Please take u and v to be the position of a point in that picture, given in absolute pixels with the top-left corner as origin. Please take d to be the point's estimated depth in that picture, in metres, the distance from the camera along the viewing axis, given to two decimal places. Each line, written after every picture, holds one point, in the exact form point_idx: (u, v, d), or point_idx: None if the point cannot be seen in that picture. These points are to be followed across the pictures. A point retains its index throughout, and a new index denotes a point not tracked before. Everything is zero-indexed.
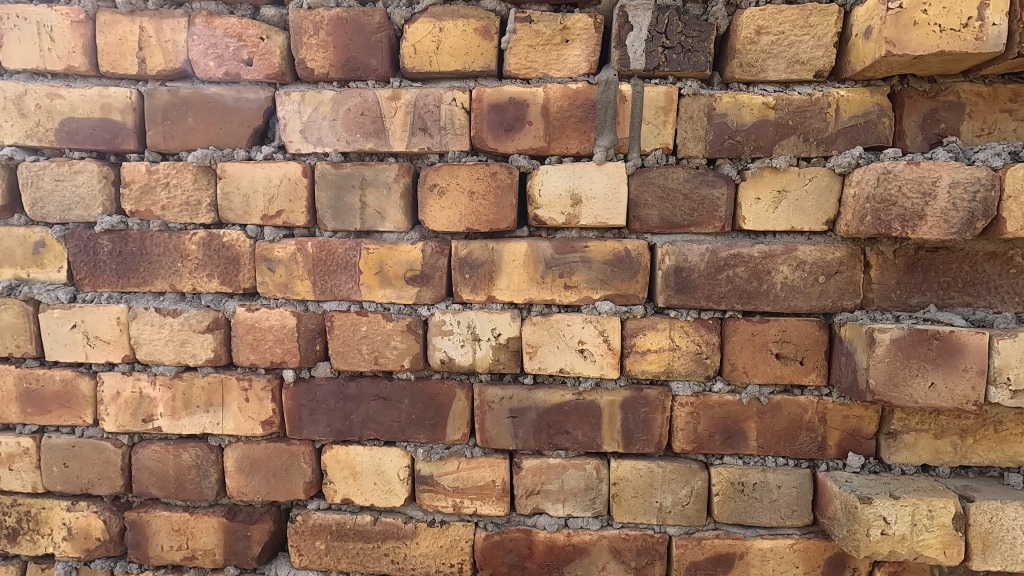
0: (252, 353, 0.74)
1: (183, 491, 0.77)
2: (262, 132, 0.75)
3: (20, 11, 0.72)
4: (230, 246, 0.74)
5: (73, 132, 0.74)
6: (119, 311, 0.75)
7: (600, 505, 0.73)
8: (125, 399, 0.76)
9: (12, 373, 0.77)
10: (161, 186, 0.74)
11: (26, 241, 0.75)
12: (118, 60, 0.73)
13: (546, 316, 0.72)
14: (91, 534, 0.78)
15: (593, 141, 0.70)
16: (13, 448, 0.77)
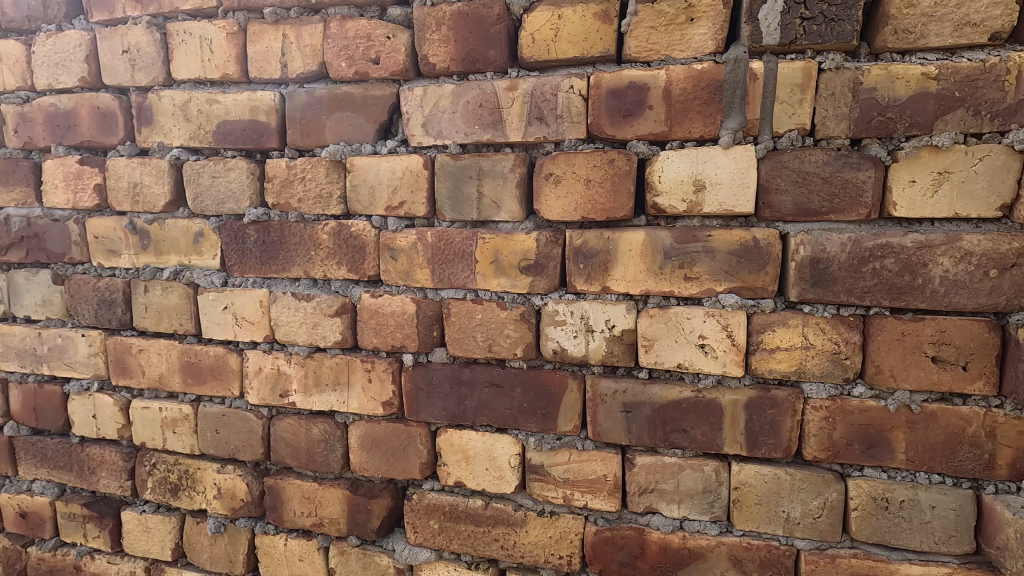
0: (376, 337, 0.79)
1: (313, 463, 0.83)
2: (386, 128, 0.78)
3: (187, 27, 0.82)
4: (357, 235, 0.78)
5: (227, 133, 0.82)
6: (262, 294, 0.82)
7: (719, 509, 0.69)
8: (265, 374, 0.84)
9: (176, 347, 0.87)
10: (298, 180, 0.80)
11: (188, 232, 0.85)
12: (264, 66, 0.80)
13: (663, 308, 0.69)
14: (237, 495, 0.87)
15: (719, 124, 0.66)
16: (176, 413, 0.88)
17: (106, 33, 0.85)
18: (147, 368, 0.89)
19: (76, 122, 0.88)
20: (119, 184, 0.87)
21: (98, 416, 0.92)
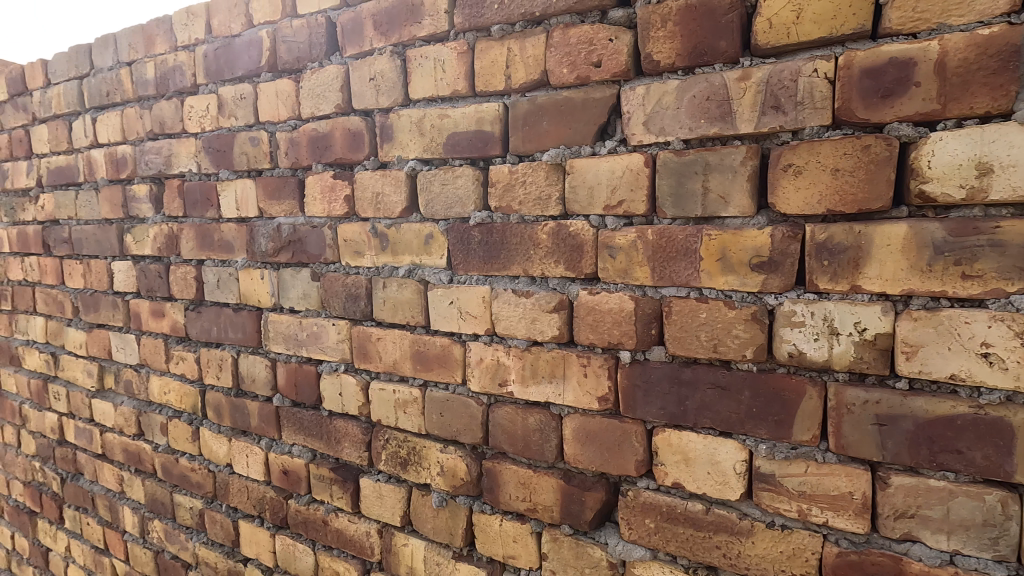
0: (592, 333, 0.81)
1: (529, 450, 0.88)
2: (605, 129, 0.80)
3: (424, 51, 0.92)
4: (576, 234, 0.81)
5: (456, 144, 0.90)
6: (485, 291, 0.89)
7: (1004, 548, 0.60)
8: (486, 364, 0.90)
9: (408, 337, 0.98)
10: (519, 183, 0.85)
11: (420, 234, 0.96)
12: (490, 80, 0.87)
13: (931, 310, 0.61)
14: (457, 474, 0.95)
15: (1015, 96, 0.57)
16: (407, 395, 0.99)
17: (357, 65, 0.99)
18: (383, 355, 1.02)
19: (332, 142, 1.04)
20: (365, 194, 1.01)
21: (344, 394, 1.07)
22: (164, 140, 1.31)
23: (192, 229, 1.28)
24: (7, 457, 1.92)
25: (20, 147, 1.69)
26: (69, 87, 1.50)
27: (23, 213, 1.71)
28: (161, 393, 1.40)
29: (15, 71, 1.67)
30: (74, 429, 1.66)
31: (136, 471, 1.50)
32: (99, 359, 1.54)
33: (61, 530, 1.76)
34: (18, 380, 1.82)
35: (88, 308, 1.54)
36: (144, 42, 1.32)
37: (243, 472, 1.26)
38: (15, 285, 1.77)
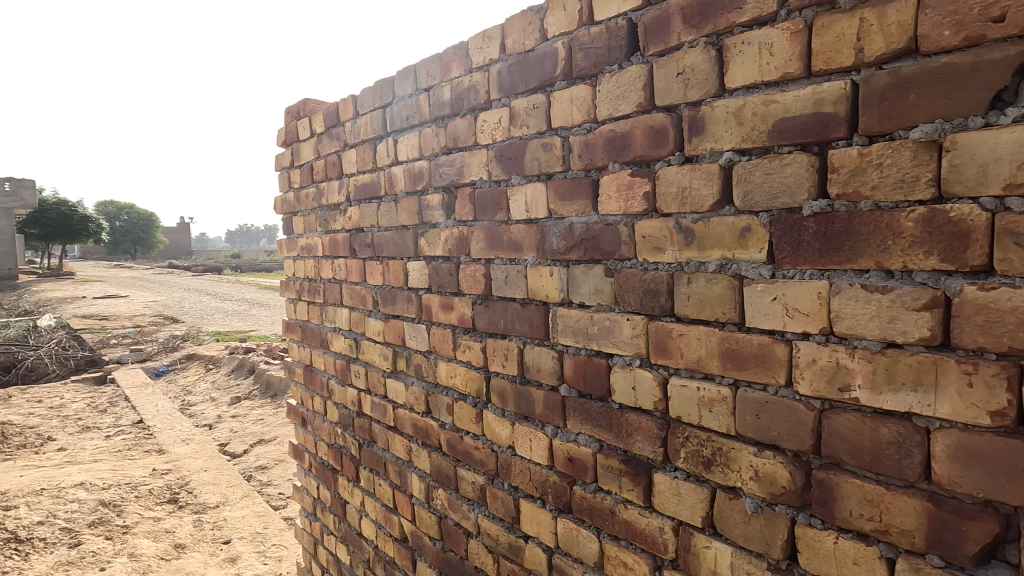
0: (982, 336, 0.69)
1: (880, 465, 0.78)
2: (1004, 93, 0.68)
3: (747, 37, 0.88)
4: (959, 221, 0.70)
5: (785, 130, 0.85)
6: (822, 286, 0.82)
7: None
8: (820, 366, 0.83)
9: (716, 334, 0.95)
10: (873, 167, 0.77)
11: (735, 227, 0.92)
12: (833, 57, 0.79)
13: None
14: (777, 482, 0.89)
15: None
16: (715, 394, 0.96)
17: (663, 61, 0.99)
18: (685, 351, 1.00)
19: (631, 141, 1.06)
20: (669, 189, 1.00)
21: (638, 389, 1.08)
22: (458, 153, 1.48)
23: (482, 231, 1.41)
24: (315, 422, 2.36)
25: (332, 170, 2.06)
26: (375, 116, 1.78)
27: (333, 224, 2.08)
28: (448, 377, 1.59)
29: (330, 107, 2.04)
30: (371, 404, 1.96)
31: (423, 444, 1.72)
32: (394, 345, 1.80)
33: (357, 488, 2.10)
34: (326, 360, 2.22)
35: (386, 302, 1.81)
36: (442, 69, 1.50)
37: (526, 454, 1.36)
38: (325, 283, 2.17)
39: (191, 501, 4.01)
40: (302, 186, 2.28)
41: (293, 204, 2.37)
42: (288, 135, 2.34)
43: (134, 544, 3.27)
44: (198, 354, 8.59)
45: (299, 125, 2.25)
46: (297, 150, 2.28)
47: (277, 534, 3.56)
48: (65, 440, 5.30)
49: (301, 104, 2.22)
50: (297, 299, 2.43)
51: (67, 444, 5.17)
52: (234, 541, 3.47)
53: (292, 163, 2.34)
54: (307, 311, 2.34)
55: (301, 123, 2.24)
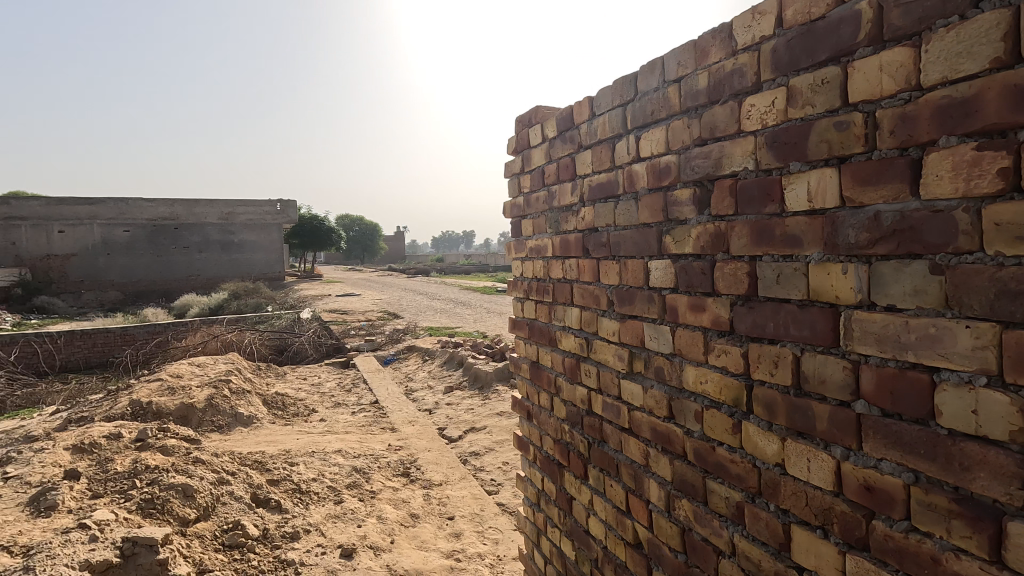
0: None
1: None
2: None
3: None
4: None
5: None
6: None
7: None
8: None
9: None
10: None
11: None
12: None
13: None
14: None
15: None
16: None
17: None
18: None
19: (978, 107, 0.86)
20: None
21: (982, 413, 0.87)
22: (715, 144, 1.38)
23: (747, 226, 1.30)
24: (541, 416, 2.43)
25: (564, 172, 2.11)
26: (614, 114, 1.77)
27: (565, 225, 2.13)
28: (697, 382, 1.49)
29: (564, 111, 2.09)
30: (602, 403, 1.94)
31: (664, 449, 1.63)
32: (630, 345, 1.76)
33: (584, 485, 2.09)
34: (554, 357, 2.27)
35: (622, 302, 1.78)
36: (697, 56, 1.43)
37: (801, 476, 1.20)
38: (555, 282, 2.23)
39: (419, 476, 4.51)
40: (533, 190, 2.39)
41: (523, 208, 2.49)
42: (519, 142, 2.47)
43: (380, 508, 3.78)
44: (417, 347, 9.70)
45: (531, 132, 2.36)
46: (528, 156, 2.39)
47: (493, 518, 3.79)
48: (323, 413, 6.40)
49: (533, 112, 2.32)
50: (525, 298, 2.55)
51: (325, 416, 6.24)
52: (456, 518, 3.80)
53: (523, 169, 2.46)
54: (535, 309, 2.44)
55: (533, 130, 2.34)
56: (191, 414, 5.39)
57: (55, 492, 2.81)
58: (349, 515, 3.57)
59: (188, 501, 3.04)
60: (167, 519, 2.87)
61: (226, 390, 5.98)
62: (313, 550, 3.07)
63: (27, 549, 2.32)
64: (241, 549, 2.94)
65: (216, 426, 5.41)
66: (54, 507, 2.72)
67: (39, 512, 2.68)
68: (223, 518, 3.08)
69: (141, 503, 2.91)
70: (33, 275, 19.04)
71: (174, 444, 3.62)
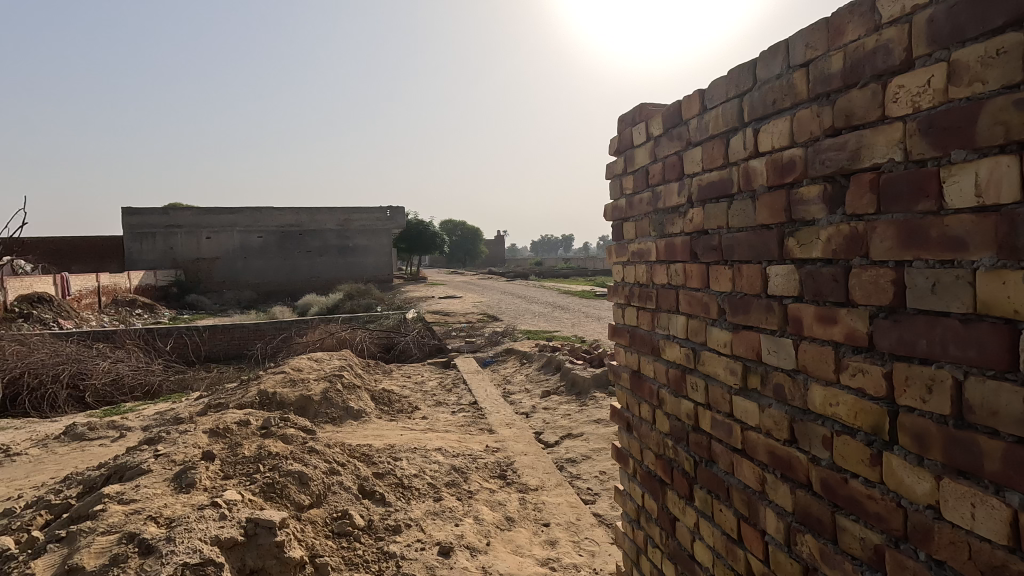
0: None
1: None
2: None
3: None
4: None
5: None
6: None
7: None
8: None
9: None
10: None
11: None
12: None
13: None
14: None
15: None
16: None
17: None
18: None
19: None
20: None
21: None
22: (851, 134, 1.22)
23: (892, 227, 1.12)
24: (642, 429, 2.31)
25: (671, 171, 1.99)
26: (729, 107, 1.64)
27: (671, 227, 2.00)
28: (826, 405, 1.32)
29: (671, 106, 1.97)
30: (710, 420, 1.79)
31: (783, 476, 1.47)
32: (745, 359, 1.61)
33: (689, 507, 1.94)
34: (657, 367, 2.14)
35: (736, 311, 1.63)
36: (829, 36, 1.27)
37: (962, 523, 1.01)
38: (659, 288, 2.11)
39: (515, 479, 4.52)
40: (636, 191, 2.28)
41: (625, 210, 2.39)
42: (622, 142, 2.37)
43: (477, 509, 3.83)
44: (515, 349, 9.79)
45: (634, 130, 2.26)
46: (631, 156, 2.29)
47: (589, 529, 3.69)
48: (426, 411, 6.65)
49: (637, 110, 2.22)
50: (626, 305, 2.44)
51: (427, 414, 6.47)
52: (551, 525, 3.75)
53: (625, 170, 2.36)
54: (637, 316, 2.32)
55: (636, 128, 2.24)
56: (309, 406, 5.84)
57: (195, 471, 3.14)
58: (447, 513, 3.65)
59: (304, 488, 3.26)
60: (285, 504, 3.10)
61: (339, 385, 6.41)
62: (413, 545, 3.17)
63: (171, 521, 2.60)
64: (349, 538, 3.10)
65: (330, 418, 5.81)
66: (193, 484, 3.04)
67: (181, 488, 3.01)
68: (333, 506, 3.28)
69: (264, 486, 3.17)
70: (186, 276, 21.79)
71: (293, 433, 3.92)
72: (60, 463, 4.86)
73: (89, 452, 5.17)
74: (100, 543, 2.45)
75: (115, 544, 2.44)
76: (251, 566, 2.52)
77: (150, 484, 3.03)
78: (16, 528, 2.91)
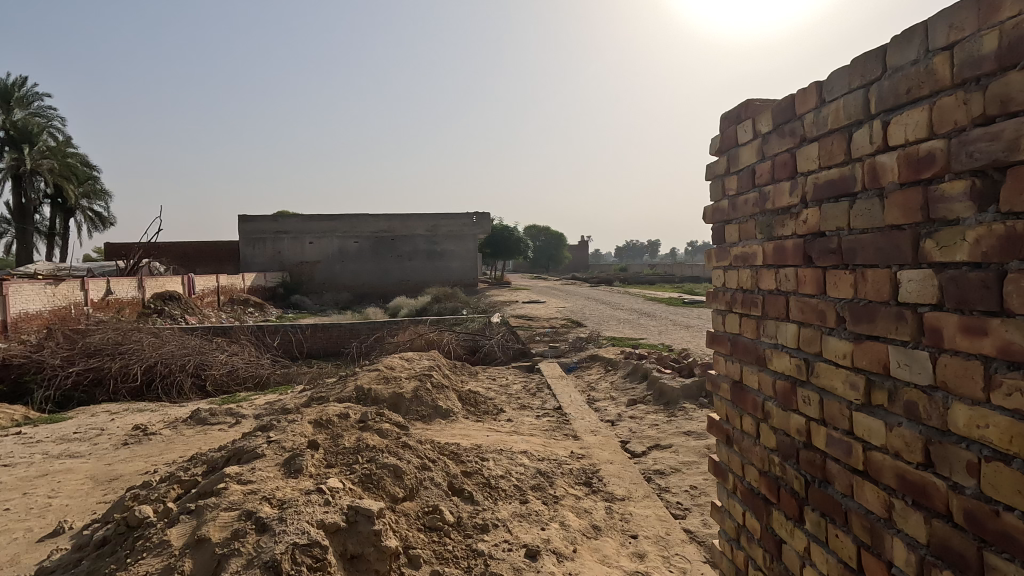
0: None
1: None
2: None
3: None
4: None
5: None
6: None
7: None
8: None
9: None
10: None
11: None
12: None
13: None
14: None
15: None
16: None
17: None
18: None
19: None
20: None
21: None
22: (1006, 122, 1.09)
23: None
24: (744, 443, 2.18)
25: (781, 170, 1.87)
26: (852, 99, 1.51)
27: (782, 229, 1.88)
28: (971, 427, 1.17)
29: (783, 101, 1.85)
30: (825, 437, 1.66)
31: (916, 503, 1.33)
32: (868, 372, 1.47)
33: (799, 530, 1.80)
34: (763, 378, 2.02)
35: (858, 319, 1.50)
36: (980, 14, 1.14)
37: None
38: (766, 294, 1.99)
39: (601, 488, 4.43)
40: (740, 192, 2.17)
41: (727, 212, 2.29)
42: (725, 141, 2.27)
43: (563, 514, 3.80)
44: (599, 355, 9.65)
45: (739, 128, 2.16)
46: (736, 155, 2.19)
47: (679, 545, 3.55)
48: (510, 413, 6.71)
49: (743, 107, 2.11)
50: (727, 311, 2.32)
51: (512, 417, 6.53)
52: (640, 537, 3.64)
53: (728, 169, 2.26)
54: (740, 322, 2.20)
55: (741, 126, 2.13)
56: (401, 402, 6.09)
57: (302, 458, 3.38)
58: (534, 516, 3.66)
59: (398, 481, 3.40)
60: (381, 495, 3.24)
61: (429, 384, 6.64)
62: (500, 545, 3.20)
63: (283, 503, 2.81)
64: (439, 532, 3.19)
65: (420, 415, 6.03)
66: (301, 470, 3.27)
67: (290, 473, 3.25)
68: (425, 501, 3.38)
69: (362, 477, 3.33)
70: (291, 278, 23.58)
71: (388, 428, 4.10)
72: (187, 444, 5.42)
73: (210, 435, 5.73)
74: (224, 518, 2.69)
75: (235, 520, 2.67)
76: (352, 551, 2.67)
77: (264, 467, 3.29)
78: (155, 498, 3.28)
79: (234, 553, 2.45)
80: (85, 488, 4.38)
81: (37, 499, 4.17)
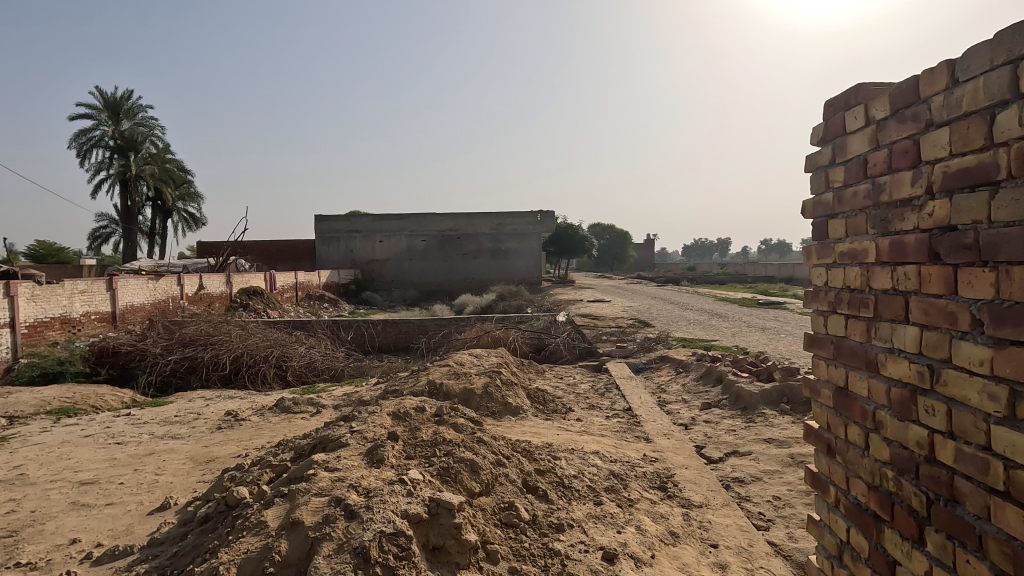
0: None
1: None
2: None
3: None
4: None
5: None
6: None
7: None
8: None
9: None
10: None
11: None
12: None
13: None
14: None
15: None
16: None
17: None
18: None
19: None
20: None
21: None
22: None
23: None
24: (850, 455, 2.02)
25: (901, 159, 1.72)
26: (995, 77, 1.36)
27: (901, 223, 1.72)
28: None
29: (905, 84, 1.69)
30: (954, 452, 1.50)
31: None
32: (1013, 382, 1.32)
33: (918, 551, 1.65)
34: (874, 385, 1.86)
35: (1001, 322, 1.34)
36: None
37: None
38: (879, 293, 1.83)
39: (677, 493, 4.29)
40: (849, 183, 2.01)
41: (832, 206, 2.13)
42: (831, 130, 2.12)
43: (639, 519, 3.71)
44: (669, 356, 9.37)
45: (847, 115, 2.00)
46: (843, 144, 2.04)
47: (764, 557, 3.37)
48: (579, 412, 6.64)
49: (854, 91, 1.95)
50: (831, 312, 2.16)
51: (581, 416, 6.46)
52: (720, 547, 3.49)
53: (835, 160, 2.10)
54: (846, 325, 2.05)
55: (850, 113, 1.98)
56: (472, 398, 6.18)
57: (383, 449, 3.48)
58: (609, 518, 3.59)
59: (475, 476, 3.44)
60: (459, 488, 3.28)
61: (498, 381, 6.70)
62: (577, 546, 3.16)
63: (368, 492, 2.91)
64: (516, 529, 3.20)
65: (490, 411, 6.10)
66: (382, 460, 3.37)
67: (373, 463, 3.36)
68: (500, 496, 3.40)
69: (440, 471, 3.38)
70: (363, 275, 24.57)
71: (463, 423, 4.17)
72: (273, 431, 5.76)
73: (294, 423, 6.06)
74: (315, 503, 2.82)
75: (325, 506, 2.79)
76: (434, 542, 2.72)
77: (349, 456, 3.42)
78: (250, 481, 3.49)
79: (326, 537, 2.55)
80: (186, 468, 4.74)
81: (145, 475, 4.56)
